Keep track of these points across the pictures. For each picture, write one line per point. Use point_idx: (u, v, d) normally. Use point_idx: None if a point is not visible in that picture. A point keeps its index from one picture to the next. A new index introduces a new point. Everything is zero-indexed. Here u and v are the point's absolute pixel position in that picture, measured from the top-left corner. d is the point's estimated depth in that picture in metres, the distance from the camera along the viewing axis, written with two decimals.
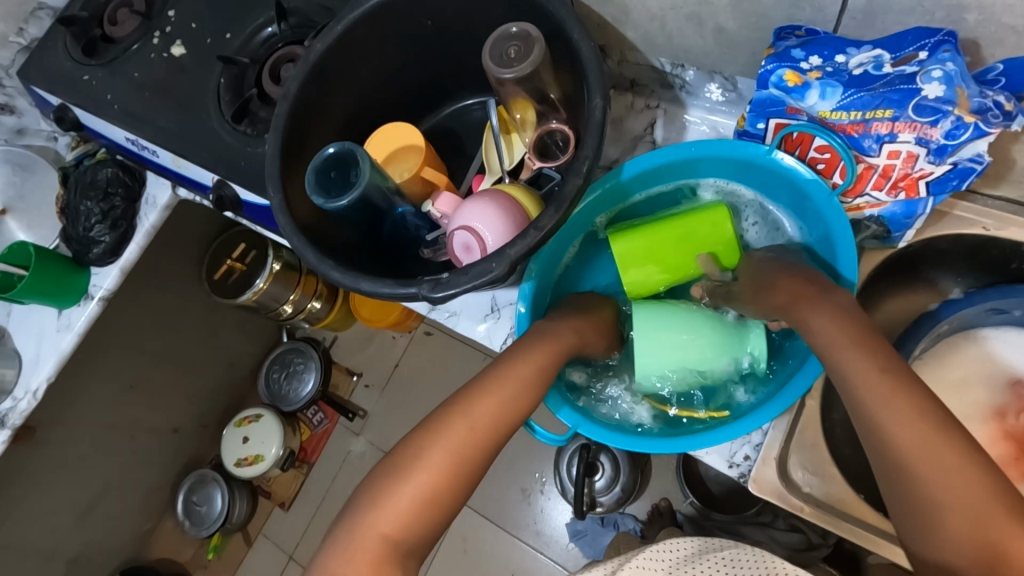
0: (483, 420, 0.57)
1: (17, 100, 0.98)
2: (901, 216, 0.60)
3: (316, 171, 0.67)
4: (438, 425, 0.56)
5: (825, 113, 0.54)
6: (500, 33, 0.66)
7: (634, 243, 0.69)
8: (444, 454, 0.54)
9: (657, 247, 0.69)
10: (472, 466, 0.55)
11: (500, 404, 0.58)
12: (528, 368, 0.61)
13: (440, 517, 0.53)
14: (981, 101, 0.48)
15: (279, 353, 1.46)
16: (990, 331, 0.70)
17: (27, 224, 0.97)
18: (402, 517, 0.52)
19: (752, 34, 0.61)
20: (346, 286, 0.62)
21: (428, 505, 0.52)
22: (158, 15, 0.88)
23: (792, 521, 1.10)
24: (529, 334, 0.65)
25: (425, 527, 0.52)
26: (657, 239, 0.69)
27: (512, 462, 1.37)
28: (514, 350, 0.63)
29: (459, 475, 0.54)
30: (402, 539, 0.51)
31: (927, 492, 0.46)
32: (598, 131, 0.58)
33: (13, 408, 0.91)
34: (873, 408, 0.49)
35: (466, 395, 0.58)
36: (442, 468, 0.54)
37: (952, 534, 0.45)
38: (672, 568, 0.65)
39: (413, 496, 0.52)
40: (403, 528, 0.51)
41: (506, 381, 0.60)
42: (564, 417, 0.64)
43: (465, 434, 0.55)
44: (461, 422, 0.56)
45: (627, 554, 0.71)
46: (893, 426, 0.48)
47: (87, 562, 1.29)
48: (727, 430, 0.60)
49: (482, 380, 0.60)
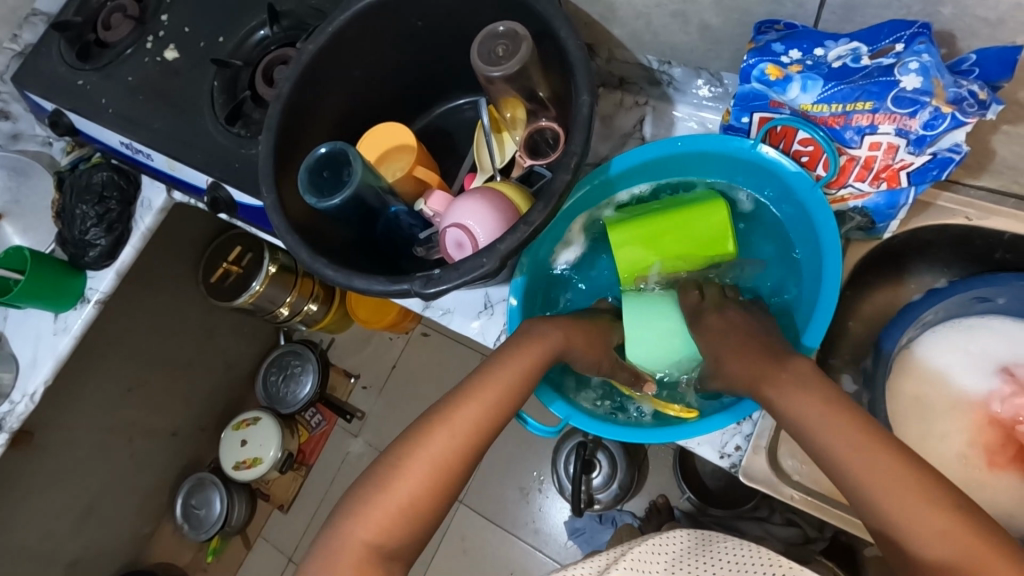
0: (462, 428, 0.59)
1: (13, 105, 0.99)
2: (884, 207, 0.61)
3: (309, 171, 0.68)
4: (423, 433, 0.58)
5: (807, 106, 0.55)
6: (488, 32, 0.67)
7: (632, 233, 0.67)
8: (428, 462, 0.57)
9: (657, 237, 0.67)
10: (455, 473, 0.58)
11: (481, 412, 0.60)
12: (510, 374, 0.61)
13: (424, 522, 0.56)
14: (957, 91, 0.50)
15: (277, 355, 1.47)
16: (976, 319, 0.71)
17: (22, 228, 0.97)
18: (386, 523, 0.55)
19: (735, 30, 0.62)
20: (340, 284, 0.62)
21: (412, 511, 0.56)
22: (152, 19, 0.89)
23: (788, 515, 1.11)
24: (515, 335, 0.65)
25: (407, 531, 0.56)
26: (656, 229, 0.67)
27: (510, 460, 1.38)
28: (504, 348, 0.63)
29: (442, 482, 0.57)
30: (386, 543, 0.55)
31: (896, 499, 0.49)
32: (586, 128, 0.59)
33: (11, 411, 0.91)
34: (836, 427, 0.53)
35: (451, 402, 0.60)
36: (426, 475, 0.57)
37: (921, 537, 0.48)
38: (672, 564, 0.63)
39: (397, 503, 0.56)
40: (386, 533, 0.55)
41: (487, 388, 0.61)
42: (555, 409, 0.65)
43: (447, 443, 0.58)
44: (440, 431, 0.58)
45: (622, 545, 0.68)
46: (843, 432, 0.52)
47: (87, 566, 1.30)
48: (716, 420, 0.61)
49: (468, 385, 0.61)
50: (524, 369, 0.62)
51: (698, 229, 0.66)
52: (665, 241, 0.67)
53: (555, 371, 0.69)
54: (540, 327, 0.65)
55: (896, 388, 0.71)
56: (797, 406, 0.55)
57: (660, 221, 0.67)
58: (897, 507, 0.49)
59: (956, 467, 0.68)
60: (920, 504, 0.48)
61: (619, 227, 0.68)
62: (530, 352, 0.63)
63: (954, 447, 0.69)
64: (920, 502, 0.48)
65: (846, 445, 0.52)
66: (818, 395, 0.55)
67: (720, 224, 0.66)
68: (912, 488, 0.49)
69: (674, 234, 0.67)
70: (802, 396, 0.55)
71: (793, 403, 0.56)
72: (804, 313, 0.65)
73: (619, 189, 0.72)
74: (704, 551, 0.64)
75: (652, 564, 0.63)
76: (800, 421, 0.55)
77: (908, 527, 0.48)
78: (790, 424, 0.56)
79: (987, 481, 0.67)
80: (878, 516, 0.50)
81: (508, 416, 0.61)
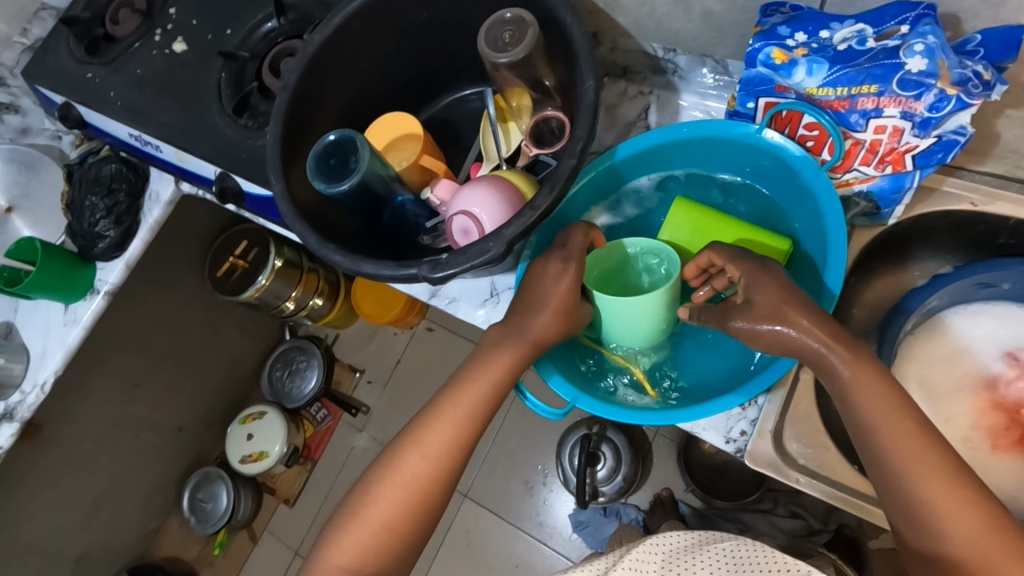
0: (433, 451, 0.58)
1: (22, 99, 1.00)
2: (889, 190, 0.61)
3: (316, 158, 0.68)
4: (401, 454, 0.59)
5: (812, 90, 0.56)
6: (494, 20, 0.67)
7: (693, 210, 0.68)
8: (425, 458, 0.58)
9: (713, 220, 0.68)
10: (453, 465, 0.59)
11: (451, 435, 0.59)
12: (478, 390, 0.60)
13: (425, 516, 0.58)
14: (962, 72, 0.50)
15: (282, 350, 1.48)
16: (981, 304, 0.71)
17: (32, 222, 0.98)
18: (362, 549, 0.56)
19: (738, 16, 0.62)
20: (348, 269, 0.63)
21: (415, 507, 0.57)
22: (159, 14, 0.89)
23: (792, 508, 1.13)
24: (500, 329, 0.62)
25: (411, 527, 0.57)
26: (719, 217, 0.68)
27: (513, 454, 1.39)
28: (477, 355, 0.62)
29: (419, 503, 0.58)
30: (392, 539, 0.57)
31: (928, 500, 0.49)
32: (591, 113, 0.60)
33: (21, 401, 0.92)
34: (873, 419, 0.52)
35: (445, 396, 0.61)
36: (400, 496, 0.58)
37: (948, 538, 0.48)
38: (667, 562, 0.64)
39: (400, 501, 0.57)
40: (391, 528, 0.57)
41: (456, 408, 0.60)
42: (553, 385, 0.65)
43: (419, 466, 0.58)
44: (412, 453, 0.59)
45: (620, 550, 0.68)
46: (888, 439, 0.51)
47: (95, 561, 1.31)
48: (721, 401, 0.60)
49: (441, 398, 0.61)
50: (520, 354, 0.61)
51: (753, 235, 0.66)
52: (717, 226, 0.68)
53: (559, 353, 0.68)
54: (544, 276, 0.61)
55: (901, 374, 0.71)
56: (851, 399, 0.52)
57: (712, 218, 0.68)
58: (927, 519, 0.49)
59: (961, 451, 0.68)
60: (953, 522, 0.48)
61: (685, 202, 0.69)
62: (518, 342, 0.61)
63: (959, 431, 0.69)
64: (953, 524, 0.48)
65: (891, 453, 0.51)
66: (876, 392, 0.52)
67: (776, 241, 0.66)
68: (948, 506, 0.48)
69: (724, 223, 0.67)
70: (857, 389, 0.52)
71: (848, 396, 0.52)
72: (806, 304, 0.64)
73: (626, 176, 0.72)
74: (702, 550, 0.64)
75: (647, 564, 0.64)
76: (852, 413, 0.53)
77: (939, 528, 0.48)
78: (847, 415, 0.53)
79: (991, 464, 0.68)
80: (901, 515, 0.50)
81: (497, 406, 0.61)
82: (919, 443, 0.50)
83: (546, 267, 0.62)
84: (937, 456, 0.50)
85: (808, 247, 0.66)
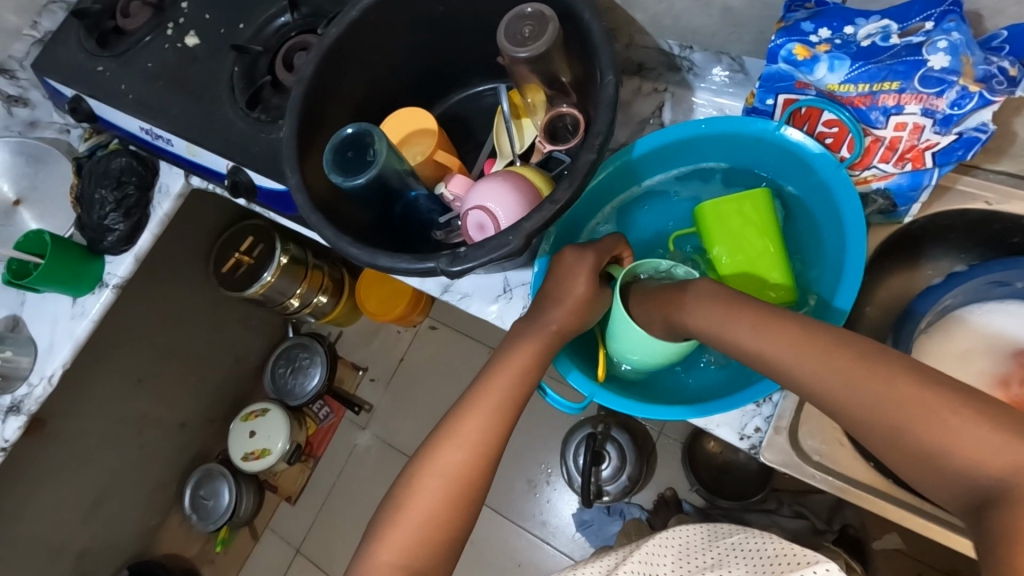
0: (468, 441, 0.58)
1: (31, 92, 1.00)
2: (906, 188, 0.62)
3: (334, 151, 0.68)
4: (436, 448, 0.58)
5: (833, 86, 0.57)
6: (515, 13, 0.67)
7: (761, 216, 0.65)
8: (459, 447, 0.57)
9: (767, 233, 0.65)
10: (490, 454, 0.58)
11: (486, 425, 0.58)
12: (504, 381, 0.60)
13: (466, 509, 0.57)
14: (986, 68, 0.50)
15: (285, 348, 1.47)
16: (994, 303, 0.71)
17: (39, 214, 0.98)
18: (408, 545, 0.55)
19: (759, 13, 0.63)
20: (365, 262, 0.63)
21: (455, 499, 0.56)
22: (171, 7, 0.90)
23: (796, 509, 1.13)
24: (521, 324, 0.63)
25: (454, 520, 0.56)
26: (777, 234, 0.65)
27: (520, 453, 1.38)
28: (506, 345, 0.63)
29: (459, 497, 0.56)
30: (435, 532, 0.55)
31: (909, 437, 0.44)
32: (610, 108, 0.60)
33: (29, 393, 0.91)
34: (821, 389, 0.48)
35: (475, 389, 0.60)
36: (441, 489, 0.56)
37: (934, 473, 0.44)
38: (681, 557, 0.64)
39: (439, 494, 0.56)
40: (435, 522, 0.55)
41: (487, 399, 0.59)
42: (571, 380, 0.65)
43: (457, 458, 0.57)
44: (447, 445, 0.58)
45: (634, 545, 0.69)
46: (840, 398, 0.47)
47: (96, 557, 1.30)
48: (738, 398, 0.60)
49: (473, 392, 0.60)
50: (543, 344, 0.61)
51: (777, 262, 0.65)
52: (769, 238, 0.65)
53: (575, 343, 0.68)
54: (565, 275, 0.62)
55: None
56: (792, 368, 0.50)
57: (766, 235, 0.65)
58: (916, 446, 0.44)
59: None
60: (942, 458, 0.43)
61: (766, 205, 0.65)
62: (540, 333, 0.62)
63: None
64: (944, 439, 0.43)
65: (873, 419, 0.46)
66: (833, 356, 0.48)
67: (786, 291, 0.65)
68: (940, 449, 0.43)
69: (763, 247, 0.65)
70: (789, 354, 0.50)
71: (794, 368, 0.50)
72: (824, 303, 0.64)
73: (641, 172, 0.73)
74: (714, 545, 0.64)
75: (661, 558, 0.64)
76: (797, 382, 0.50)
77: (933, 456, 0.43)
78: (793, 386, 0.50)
79: None
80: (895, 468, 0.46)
81: (528, 394, 0.61)
82: (883, 394, 0.45)
83: (576, 266, 0.62)
84: (910, 398, 0.45)
85: (829, 251, 0.66)
